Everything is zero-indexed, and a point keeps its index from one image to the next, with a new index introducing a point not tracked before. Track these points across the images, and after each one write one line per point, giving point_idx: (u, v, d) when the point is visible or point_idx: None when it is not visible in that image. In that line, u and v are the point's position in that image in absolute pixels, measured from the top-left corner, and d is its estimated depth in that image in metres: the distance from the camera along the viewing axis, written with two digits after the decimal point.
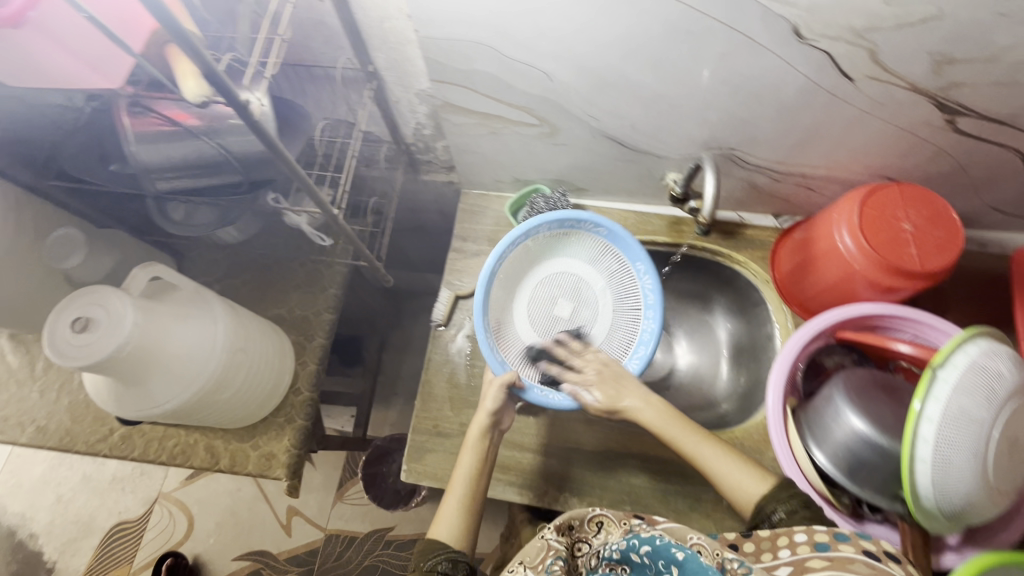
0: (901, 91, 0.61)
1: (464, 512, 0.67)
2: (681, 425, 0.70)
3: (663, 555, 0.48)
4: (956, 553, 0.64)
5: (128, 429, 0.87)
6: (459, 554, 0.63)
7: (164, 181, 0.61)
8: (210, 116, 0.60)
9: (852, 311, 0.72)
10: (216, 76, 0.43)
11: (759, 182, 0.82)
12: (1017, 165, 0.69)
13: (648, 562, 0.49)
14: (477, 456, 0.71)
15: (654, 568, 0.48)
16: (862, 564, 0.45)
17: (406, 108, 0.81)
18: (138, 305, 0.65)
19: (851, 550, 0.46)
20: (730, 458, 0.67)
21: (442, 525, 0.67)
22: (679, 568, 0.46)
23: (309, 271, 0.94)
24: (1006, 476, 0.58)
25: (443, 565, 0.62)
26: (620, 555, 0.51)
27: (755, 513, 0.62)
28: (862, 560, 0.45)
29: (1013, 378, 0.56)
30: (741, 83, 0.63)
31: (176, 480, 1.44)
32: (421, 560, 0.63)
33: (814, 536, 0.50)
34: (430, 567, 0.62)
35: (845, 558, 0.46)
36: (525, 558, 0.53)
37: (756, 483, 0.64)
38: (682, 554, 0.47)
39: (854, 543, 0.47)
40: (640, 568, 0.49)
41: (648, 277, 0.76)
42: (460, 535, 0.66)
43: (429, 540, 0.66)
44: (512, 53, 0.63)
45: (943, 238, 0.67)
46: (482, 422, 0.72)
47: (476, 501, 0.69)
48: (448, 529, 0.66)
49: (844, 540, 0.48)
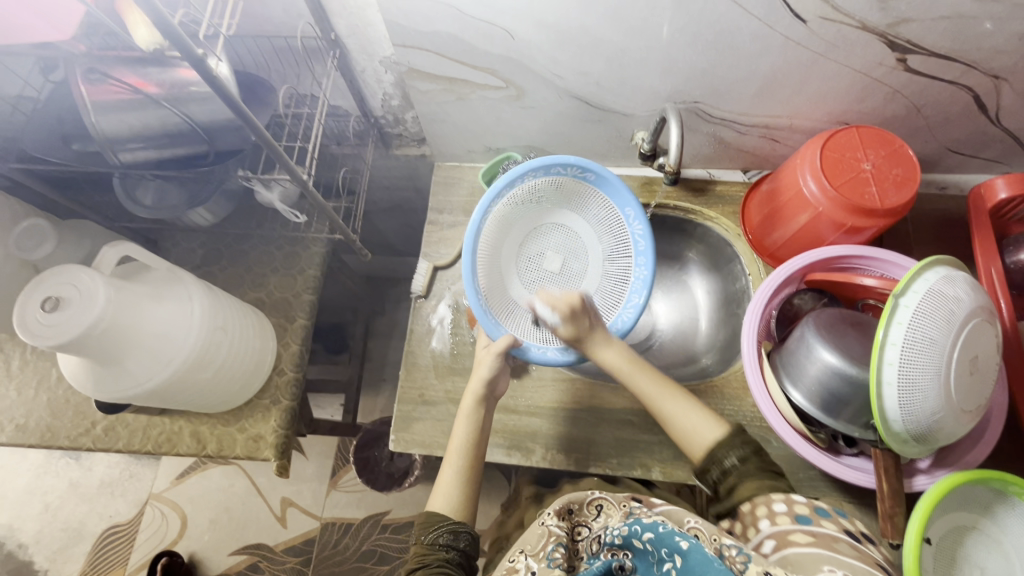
0: (853, 31, 0.62)
1: (463, 482, 0.67)
2: (647, 375, 0.70)
3: (666, 543, 0.47)
4: (928, 476, 0.67)
5: (111, 421, 0.86)
6: (461, 526, 0.63)
7: (127, 151, 0.62)
8: (170, 83, 0.61)
9: (819, 253, 0.74)
10: (170, 28, 0.43)
11: (725, 136, 0.84)
12: (967, 102, 0.72)
13: (651, 549, 0.47)
14: (472, 425, 0.70)
15: (657, 555, 0.47)
16: (845, 543, 0.47)
17: (372, 77, 0.81)
18: (110, 283, 0.65)
19: (835, 530, 0.49)
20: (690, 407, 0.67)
21: (441, 498, 0.66)
22: (682, 559, 0.45)
23: (287, 252, 0.94)
24: (970, 397, 0.59)
25: (445, 538, 0.62)
26: (622, 540, 0.50)
27: (706, 454, 0.64)
28: (846, 541, 0.48)
29: (972, 301, 0.58)
30: (701, 32, 0.65)
31: (167, 480, 1.42)
32: (422, 533, 0.63)
33: (794, 507, 0.52)
34: (432, 540, 0.62)
35: (830, 537, 0.48)
36: (526, 547, 0.55)
37: (709, 425, 0.66)
38: (687, 544, 0.45)
39: (836, 523, 0.50)
40: (642, 554, 0.48)
41: (637, 222, 0.74)
42: (461, 506, 0.65)
43: (429, 513, 0.65)
44: (473, 11, 0.63)
45: (902, 174, 0.69)
46: (477, 389, 0.71)
47: (475, 471, 0.68)
48: (448, 500, 0.65)
49: (826, 517, 0.50)
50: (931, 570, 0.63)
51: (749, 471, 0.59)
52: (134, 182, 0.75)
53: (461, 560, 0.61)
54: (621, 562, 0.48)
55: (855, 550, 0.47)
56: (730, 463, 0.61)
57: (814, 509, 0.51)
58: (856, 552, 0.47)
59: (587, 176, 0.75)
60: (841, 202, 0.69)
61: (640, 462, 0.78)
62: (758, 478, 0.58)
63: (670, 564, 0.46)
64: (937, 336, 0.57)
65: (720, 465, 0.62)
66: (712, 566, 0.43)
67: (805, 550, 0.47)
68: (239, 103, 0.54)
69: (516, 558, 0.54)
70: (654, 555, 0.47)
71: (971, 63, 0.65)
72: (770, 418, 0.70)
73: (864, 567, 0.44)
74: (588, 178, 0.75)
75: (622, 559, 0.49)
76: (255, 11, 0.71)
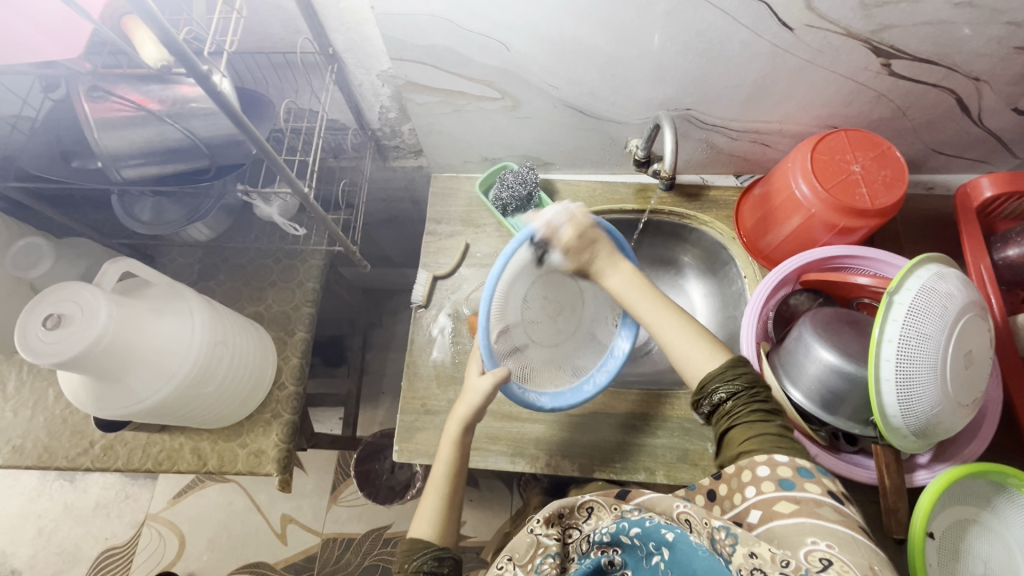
0: (838, 38, 0.64)
1: (444, 508, 0.66)
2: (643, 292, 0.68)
3: (653, 536, 0.48)
4: (928, 471, 0.68)
5: (110, 439, 0.85)
6: (444, 551, 0.62)
7: (129, 168, 0.62)
8: (171, 100, 0.61)
9: (812, 255, 0.75)
10: (176, 45, 0.44)
11: (718, 142, 0.85)
12: (951, 105, 0.74)
13: (639, 544, 0.49)
14: (452, 452, 0.69)
15: (643, 548, 0.49)
16: (829, 508, 0.48)
17: (369, 91, 0.82)
18: (113, 300, 0.65)
19: (818, 492, 0.49)
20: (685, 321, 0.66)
21: (423, 523, 0.66)
22: (670, 550, 0.47)
23: (286, 266, 0.94)
24: (966, 390, 0.61)
25: (430, 564, 0.61)
26: (611, 538, 0.51)
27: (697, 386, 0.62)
28: (830, 504, 0.48)
29: (963, 297, 0.60)
30: (691, 41, 0.66)
31: (164, 500, 1.40)
32: (404, 561, 0.61)
33: (777, 471, 0.52)
34: (417, 567, 0.60)
35: (814, 502, 0.49)
36: (514, 555, 0.55)
37: (705, 356, 0.63)
38: (672, 535, 0.47)
39: (820, 485, 0.50)
40: (631, 549, 0.50)
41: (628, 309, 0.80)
42: (440, 531, 0.65)
43: (411, 540, 0.64)
44: (468, 24, 0.64)
45: (891, 175, 0.71)
46: (462, 415, 0.69)
47: (456, 492, 0.68)
48: (430, 525, 0.65)
49: (810, 480, 0.51)
50: (934, 564, 0.64)
51: (739, 414, 0.59)
52: (133, 199, 0.75)
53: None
54: (611, 558, 0.51)
55: (839, 514, 0.47)
56: (719, 399, 0.60)
57: (797, 470, 0.52)
58: (840, 515, 0.47)
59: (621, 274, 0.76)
60: (833, 203, 0.71)
61: (643, 466, 0.78)
62: (747, 424, 0.58)
63: (658, 556, 0.48)
64: (932, 332, 0.58)
65: (710, 400, 0.61)
66: (696, 555, 0.44)
67: (789, 521, 0.48)
68: (241, 115, 0.54)
69: (503, 565, 0.54)
70: (643, 549, 0.49)
71: (952, 66, 0.67)
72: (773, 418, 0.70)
73: (847, 534, 0.46)
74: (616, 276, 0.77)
75: (612, 554, 0.51)
76: (252, 28, 0.72)
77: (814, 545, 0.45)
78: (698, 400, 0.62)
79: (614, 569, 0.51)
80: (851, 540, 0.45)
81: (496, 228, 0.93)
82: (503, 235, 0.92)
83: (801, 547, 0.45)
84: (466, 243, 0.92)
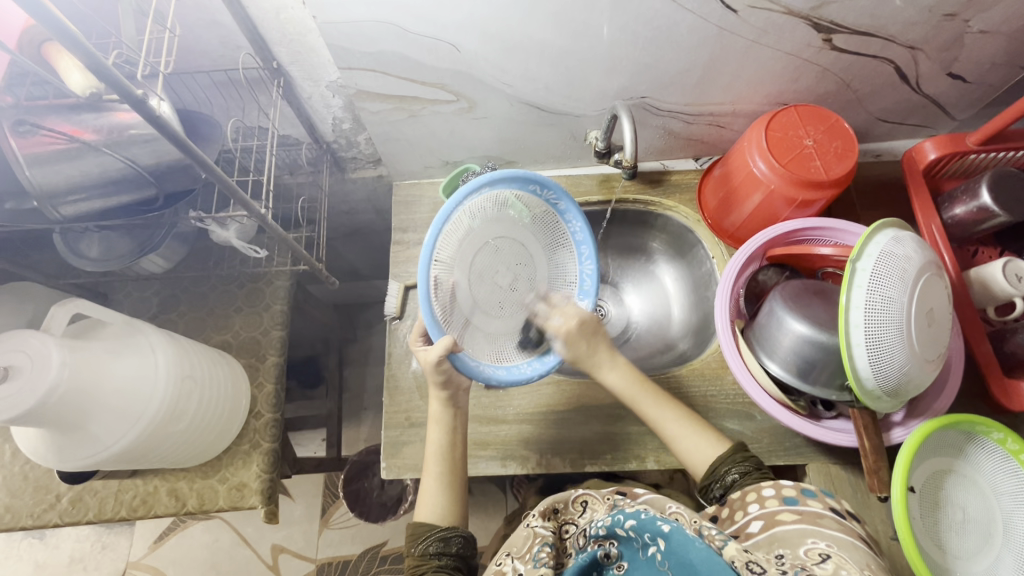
0: (780, 17, 0.66)
1: (445, 488, 0.68)
2: (641, 390, 0.72)
3: (648, 527, 0.46)
4: (904, 428, 0.71)
5: (78, 491, 0.80)
6: (450, 532, 0.64)
7: (69, 205, 0.58)
8: (108, 128, 0.58)
9: (775, 230, 0.77)
10: (107, 72, 0.41)
11: (675, 127, 0.86)
12: (890, 74, 0.76)
13: (634, 535, 0.47)
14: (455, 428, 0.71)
15: (640, 540, 0.47)
16: (829, 518, 0.50)
17: (320, 103, 0.80)
18: (65, 344, 0.61)
19: (820, 507, 0.52)
20: (686, 424, 0.70)
21: (426, 508, 0.67)
22: (666, 541, 0.45)
23: (250, 290, 0.90)
24: (931, 345, 0.63)
25: (434, 546, 0.63)
26: (606, 530, 0.49)
27: (708, 472, 0.66)
28: (830, 516, 0.51)
29: (921, 257, 0.62)
30: (639, 29, 0.67)
31: (145, 545, 1.34)
32: (411, 545, 0.64)
33: (782, 490, 0.55)
34: (423, 551, 0.63)
35: (814, 513, 0.51)
36: (513, 550, 0.55)
37: (710, 444, 0.68)
38: (667, 527, 0.45)
39: (822, 501, 0.52)
40: (627, 541, 0.48)
41: (587, 261, 0.74)
42: (448, 514, 0.66)
43: (415, 523, 0.66)
44: (415, 27, 0.63)
45: (842, 146, 0.73)
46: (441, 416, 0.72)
47: (458, 474, 0.69)
48: (433, 510, 0.66)
49: (812, 497, 0.53)
50: (918, 517, 0.66)
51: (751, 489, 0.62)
52: (77, 236, 0.71)
53: (455, 563, 0.63)
54: (607, 551, 0.48)
55: (837, 523, 0.50)
56: (731, 480, 0.63)
57: (800, 490, 0.54)
58: (840, 524, 0.50)
59: (556, 205, 0.71)
60: (789, 177, 0.72)
61: (633, 455, 0.79)
62: None
63: (654, 547, 0.46)
64: (894, 294, 0.60)
65: (722, 482, 0.64)
66: (694, 546, 0.43)
67: (791, 526, 0.51)
68: (185, 140, 0.52)
69: (503, 560, 0.55)
70: (638, 541, 0.47)
71: (889, 37, 0.70)
72: (751, 392, 0.72)
73: (847, 539, 0.48)
74: (556, 206, 0.72)
75: (607, 547, 0.49)
76: (188, 45, 0.69)
77: (813, 544, 0.47)
78: (710, 483, 0.65)
79: (610, 562, 0.48)
80: (849, 542, 0.47)
81: None
82: None
83: (802, 546, 0.48)
84: None
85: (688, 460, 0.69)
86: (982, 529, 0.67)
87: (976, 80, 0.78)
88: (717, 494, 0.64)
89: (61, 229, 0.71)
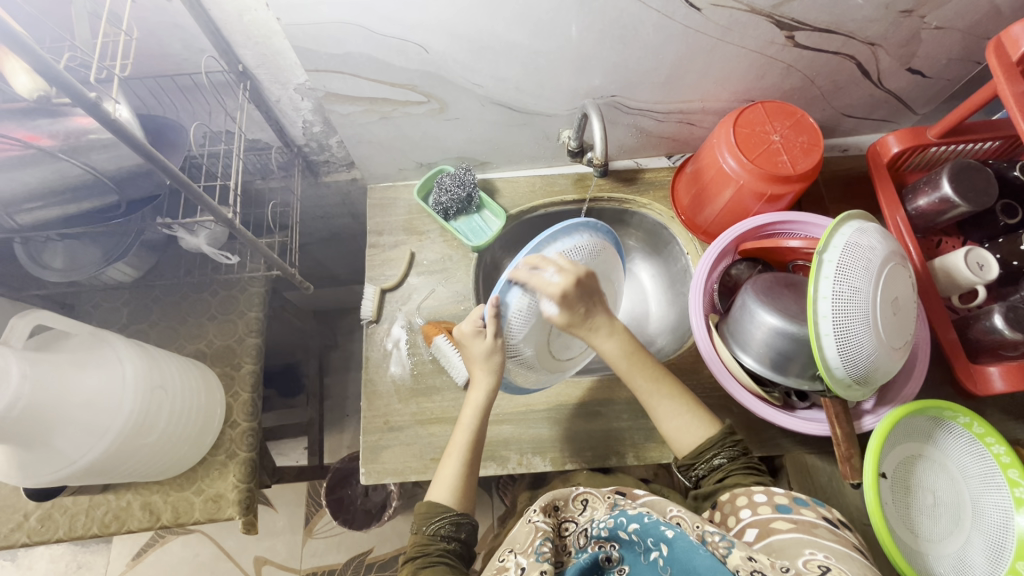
0: (743, 14, 0.67)
1: (464, 474, 0.67)
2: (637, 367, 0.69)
3: (652, 532, 0.47)
4: (874, 416, 0.72)
5: (46, 509, 0.78)
6: (463, 517, 0.65)
7: (26, 211, 0.60)
8: (65, 133, 0.57)
9: (745, 225, 0.78)
10: (56, 75, 0.40)
11: (645, 125, 0.87)
12: (853, 70, 0.78)
13: (637, 540, 0.48)
14: (474, 421, 0.69)
15: (642, 545, 0.48)
16: (825, 528, 0.51)
17: (289, 107, 0.79)
18: (26, 358, 0.60)
19: (814, 517, 0.52)
20: (674, 396, 0.69)
21: (441, 489, 0.67)
22: (669, 547, 0.45)
23: (224, 297, 0.89)
24: (897, 333, 0.64)
25: (447, 528, 0.63)
26: (608, 532, 0.50)
27: (695, 452, 0.66)
28: (824, 526, 0.51)
29: (884, 248, 0.63)
30: (606, 28, 0.67)
31: (122, 563, 1.30)
32: (422, 525, 0.64)
33: (774, 498, 0.56)
34: (433, 531, 0.63)
35: (810, 523, 0.51)
36: (516, 546, 0.55)
37: (692, 425, 0.68)
38: (671, 533, 0.46)
39: (815, 511, 0.53)
40: (629, 544, 0.49)
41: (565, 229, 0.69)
42: (461, 498, 0.66)
43: (428, 504, 0.66)
44: (381, 28, 0.63)
45: (808, 141, 0.74)
46: (478, 401, 0.69)
47: (475, 460, 0.69)
48: (449, 492, 0.66)
49: (805, 507, 0.54)
50: (890, 503, 0.67)
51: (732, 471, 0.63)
52: (40, 246, 0.70)
53: (460, 549, 0.64)
54: (608, 554, 0.49)
55: (833, 534, 0.50)
56: (719, 462, 0.64)
57: (793, 499, 0.55)
58: (835, 536, 0.50)
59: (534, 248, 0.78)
60: (758, 172, 0.73)
61: (614, 450, 0.79)
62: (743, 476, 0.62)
63: (656, 552, 0.46)
64: (860, 284, 0.61)
65: (708, 463, 0.65)
66: (698, 553, 0.43)
67: (786, 535, 0.51)
68: (145, 144, 0.50)
69: (506, 556, 0.54)
70: (641, 545, 0.48)
71: (849, 33, 0.71)
72: (727, 385, 0.74)
73: (843, 550, 0.48)
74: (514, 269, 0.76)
75: (608, 549, 0.49)
76: (150, 48, 0.68)
77: (812, 556, 0.47)
78: (694, 462, 0.66)
79: (611, 565, 0.48)
80: (847, 555, 0.47)
81: (440, 233, 0.92)
82: (447, 239, 0.91)
83: (800, 557, 0.48)
84: (411, 252, 0.90)
85: (670, 437, 0.68)
86: (951, 512, 0.69)
87: (935, 75, 0.80)
88: (699, 474, 0.65)
89: (22, 240, 0.69)
